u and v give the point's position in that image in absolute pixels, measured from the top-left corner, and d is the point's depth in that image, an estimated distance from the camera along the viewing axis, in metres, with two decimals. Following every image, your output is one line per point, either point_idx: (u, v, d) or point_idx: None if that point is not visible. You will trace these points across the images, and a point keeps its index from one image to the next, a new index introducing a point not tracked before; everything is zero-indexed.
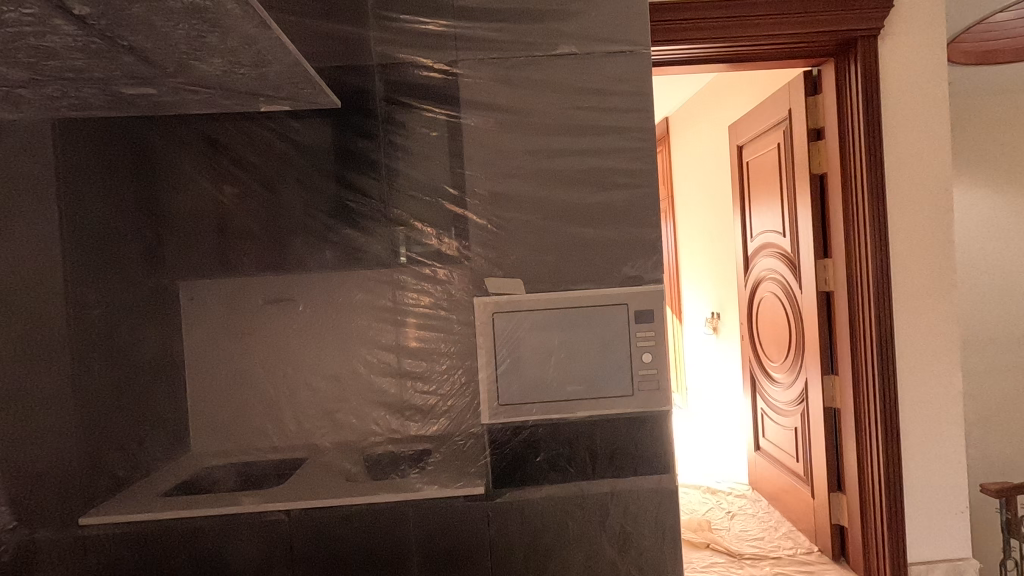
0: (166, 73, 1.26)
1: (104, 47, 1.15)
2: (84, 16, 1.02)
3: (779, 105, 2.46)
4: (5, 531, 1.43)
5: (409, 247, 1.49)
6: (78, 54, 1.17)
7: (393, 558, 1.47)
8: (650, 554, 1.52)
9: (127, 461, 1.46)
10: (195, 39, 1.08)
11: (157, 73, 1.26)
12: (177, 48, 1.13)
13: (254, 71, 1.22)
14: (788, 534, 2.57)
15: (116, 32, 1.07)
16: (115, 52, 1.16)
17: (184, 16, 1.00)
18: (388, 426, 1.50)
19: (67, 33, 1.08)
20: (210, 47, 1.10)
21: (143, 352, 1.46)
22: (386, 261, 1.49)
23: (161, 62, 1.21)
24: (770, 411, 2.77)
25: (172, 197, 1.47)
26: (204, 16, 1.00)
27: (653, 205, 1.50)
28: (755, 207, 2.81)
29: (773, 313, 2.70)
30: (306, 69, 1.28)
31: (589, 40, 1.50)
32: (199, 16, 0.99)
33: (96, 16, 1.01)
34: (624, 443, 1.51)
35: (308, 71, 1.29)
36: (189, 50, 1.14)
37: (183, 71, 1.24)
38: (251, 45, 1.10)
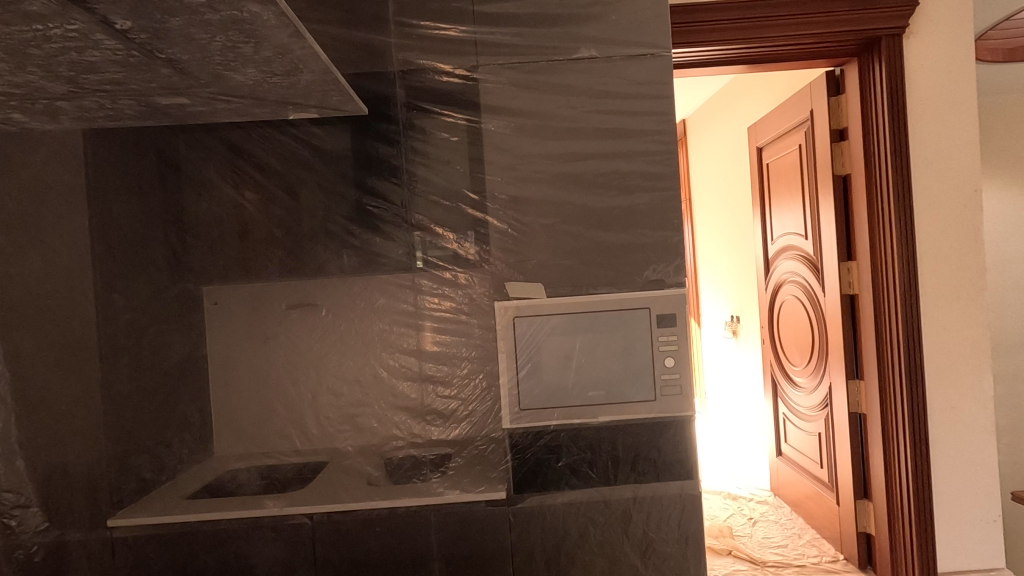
0: (201, 83, 1.26)
1: (143, 59, 1.16)
2: (126, 30, 1.03)
3: (801, 106, 2.43)
4: (37, 532, 1.46)
5: (425, 251, 1.50)
6: (117, 67, 1.18)
7: (415, 561, 1.48)
8: (673, 561, 1.50)
9: (154, 464, 1.49)
10: (231, 50, 1.09)
11: (191, 84, 1.27)
12: (211, 60, 1.14)
13: (285, 80, 1.22)
14: (812, 541, 2.52)
15: (156, 45, 1.08)
16: (153, 63, 1.17)
17: (221, 29, 0.99)
18: (410, 430, 1.50)
19: (108, 48, 1.10)
20: (245, 56, 1.10)
21: (170, 357, 1.48)
22: (408, 265, 1.50)
23: (196, 73, 1.22)
24: (792, 415, 2.73)
25: (198, 204, 1.50)
26: (240, 26, 0.98)
27: (675, 208, 1.49)
28: (775, 209, 2.77)
29: (795, 317, 2.66)
30: (338, 78, 1.28)
31: (609, 44, 1.50)
32: (237, 29, 0.98)
33: (138, 30, 1.02)
34: (646, 448, 1.50)
35: (339, 80, 1.30)
36: (223, 61, 1.14)
37: (217, 82, 1.26)
38: (286, 55, 1.09)
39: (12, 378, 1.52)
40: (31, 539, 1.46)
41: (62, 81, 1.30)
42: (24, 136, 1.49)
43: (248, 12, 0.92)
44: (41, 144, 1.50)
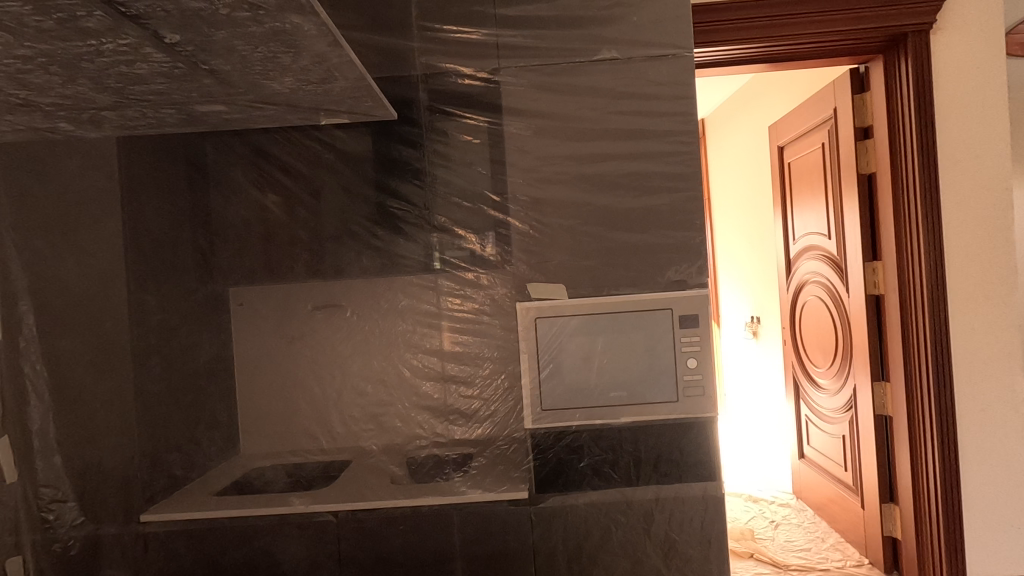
0: (241, 91, 1.27)
1: (187, 70, 1.16)
2: (174, 43, 1.04)
3: (824, 104, 2.40)
4: (73, 526, 1.51)
5: (443, 252, 1.52)
6: (161, 79, 1.19)
7: (438, 560, 1.49)
8: (696, 563, 1.49)
9: (184, 461, 1.54)
10: (270, 61, 1.10)
11: (230, 93, 1.28)
12: (252, 70, 1.16)
13: (319, 87, 1.24)
14: (836, 545, 2.49)
15: (201, 56, 1.09)
16: (197, 73, 1.17)
17: (263, 40, 1.01)
18: (433, 429, 1.52)
19: (157, 60, 1.09)
20: (283, 66, 1.11)
21: (199, 357, 1.53)
22: (430, 267, 1.52)
23: (236, 83, 1.23)
24: (814, 417, 2.70)
25: (225, 207, 1.53)
26: (281, 38, 1.00)
27: (697, 208, 1.48)
28: (797, 208, 2.74)
29: (818, 318, 2.62)
30: (372, 85, 1.27)
31: (630, 45, 1.50)
32: (279, 39, 1.00)
33: (186, 43, 1.03)
34: (668, 449, 1.49)
35: (373, 87, 1.28)
36: (261, 71, 1.16)
37: (254, 90, 1.28)
38: (322, 64, 1.11)
39: (49, 376, 1.54)
40: (68, 532, 1.50)
41: (110, 93, 1.28)
42: (62, 143, 1.54)
43: (291, 24, 0.94)
44: (76, 150, 1.54)
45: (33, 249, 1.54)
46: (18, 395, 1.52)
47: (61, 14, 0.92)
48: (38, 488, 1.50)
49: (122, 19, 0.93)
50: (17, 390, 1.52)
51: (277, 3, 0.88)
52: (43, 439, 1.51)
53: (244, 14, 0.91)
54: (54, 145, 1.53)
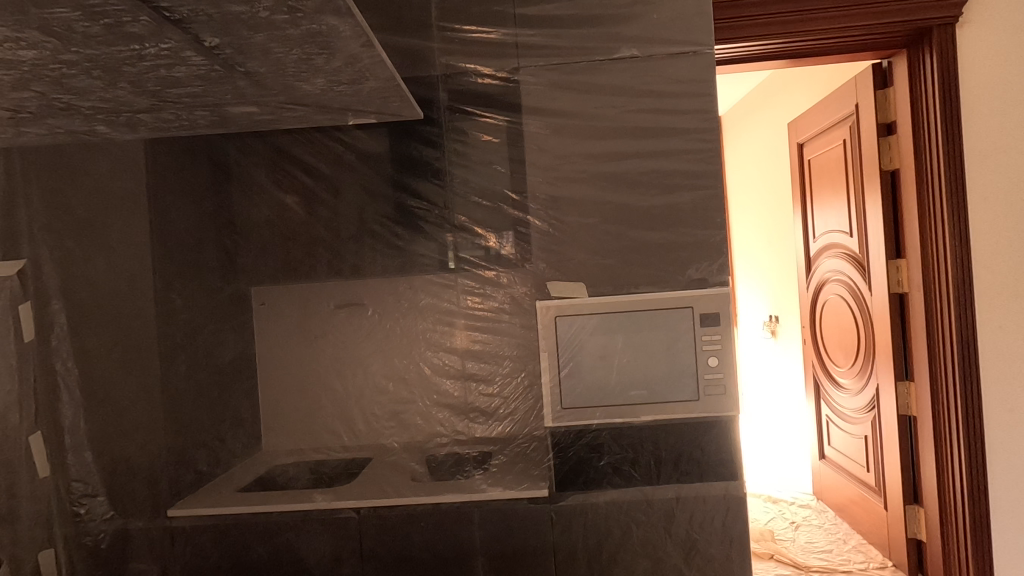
0: (271, 94, 1.27)
1: (223, 73, 1.17)
2: (214, 47, 1.06)
3: (845, 100, 2.37)
4: (103, 520, 1.54)
5: (457, 253, 1.53)
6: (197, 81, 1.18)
7: (458, 557, 1.49)
8: (717, 562, 1.48)
9: (210, 458, 1.57)
10: (304, 62, 1.09)
11: (264, 95, 1.27)
12: (285, 72, 1.15)
13: (349, 88, 1.24)
14: (858, 547, 2.46)
15: (238, 58, 1.09)
16: (232, 77, 1.18)
17: (299, 41, 1.00)
18: (453, 427, 1.53)
19: (195, 63, 1.12)
20: (315, 68, 1.11)
21: (224, 355, 1.55)
22: (449, 266, 1.53)
23: (271, 85, 1.21)
24: (836, 417, 2.66)
25: (248, 208, 1.56)
26: (317, 39, 1.01)
27: (718, 206, 1.47)
28: (818, 205, 2.71)
29: (839, 316, 2.58)
30: (401, 86, 1.27)
31: (649, 42, 1.49)
32: (313, 41, 0.99)
33: (225, 45, 1.05)
34: (689, 448, 1.49)
35: (402, 87, 1.28)
36: (294, 72, 1.16)
37: (285, 93, 1.28)
38: (354, 64, 1.11)
39: (80, 373, 1.57)
40: (99, 526, 1.54)
41: (149, 97, 1.30)
42: (93, 145, 1.58)
43: (325, 25, 0.93)
44: (108, 154, 1.58)
45: (65, 249, 1.57)
46: (51, 392, 1.55)
47: (106, 20, 0.96)
48: (71, 483, 1.53)
49: (165, 23, 0.96)
50: (48, 387, 1.55)
51: (314, 5, 0.88)
52: (75, 435, 1.55)
53: (282, 17, 0.92)
54: (88, 146, 1.58)
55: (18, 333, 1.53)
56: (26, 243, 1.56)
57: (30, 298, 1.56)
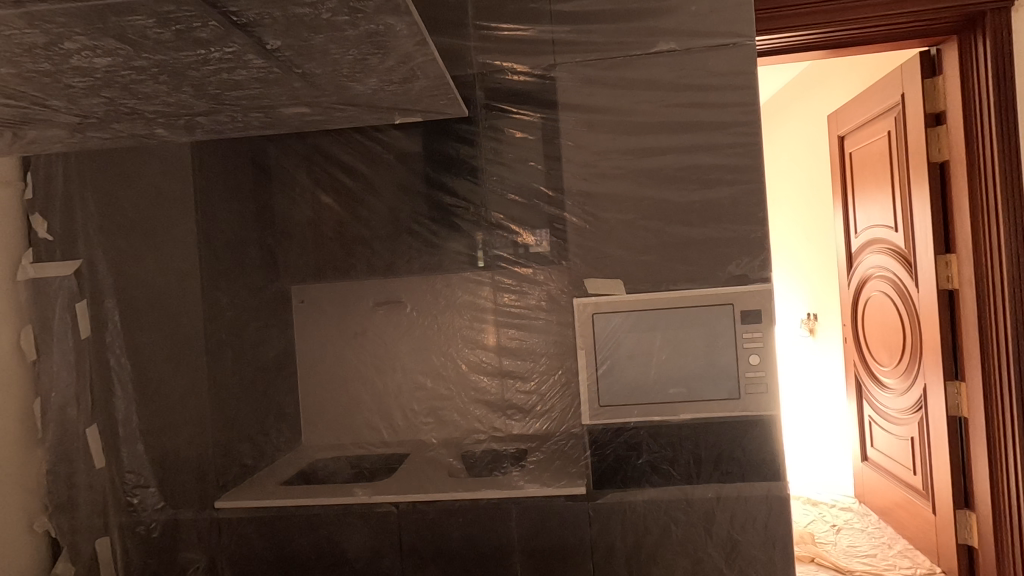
0: (326, 94, 1.14)
1: (280, 75, 1.04)
2: (275, 50, 0.91)
3: (891, 90, 2.29)
4: (154, 510, 1.60)
5: (489, 250, 1.54)
6: (251, 87, 1.07)
7: (497, 553, 1.48)
8: (759, 564, 1.45)
9: (255, 451, 1.64)
10: (360, 63, 0.99)
11: (319, 95, 1.14)
12: (338, 82, 1.09)
13: (401, 88, 1.13)
14: (904, 553, 2.38)
15: (297, 62, 0.96)
16: (289, 78, 1.04)
17: (356, 43, 0.90)
18: (491, 424, 1.55)
19: (256, 67, 0.97)
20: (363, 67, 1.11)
21: (268, 352, 1.65)
22: (481, 263, 1.55)
23: (325, 86, 1.09)
24: (879, 418, 2.59)
25: (288, 208, 1.61)
26: (377, 40, 0.89)
27: (760, 202, 1.44)
28: (859, 200, 2.63)
29: (883, 313, 2.50)
30: (452, 85, 1.16)
31: (688, 35, 1.46)
32: (372, 41, 0.89)
33: (286, 49, 0.90)
34: (729, 448, 1.46)
35: (454, 86, 1.17)
36: (349, 76, 1.05)
37: (339, 93, 1.14)
38: (407, 83, 1.11)
39: (132, 368, 1.62)
40: (151, 516, 1.60)
41: (207, 100, 1.14)
42: (140, 150, 1.60)
43: (384, 25, 0.84)
44: (153, 154, 1.60)
45: (118, 250, 1.62)
46: (106, 387, 1.62)
47: (178, 26, 0.80)
48: (124, 473, 1.61)
49: (231, 28, 0.82)
50: (104, 383, 1.61)
51: (376, 4, 0.78)
52: (127, 427, 1.61)
53: (343, 18, 0.81)
54: (133, 151, 1.60)
55: (76, 329, 1.60)
56: (82, 244, 1.62)
57: (85, 295, 1.61)
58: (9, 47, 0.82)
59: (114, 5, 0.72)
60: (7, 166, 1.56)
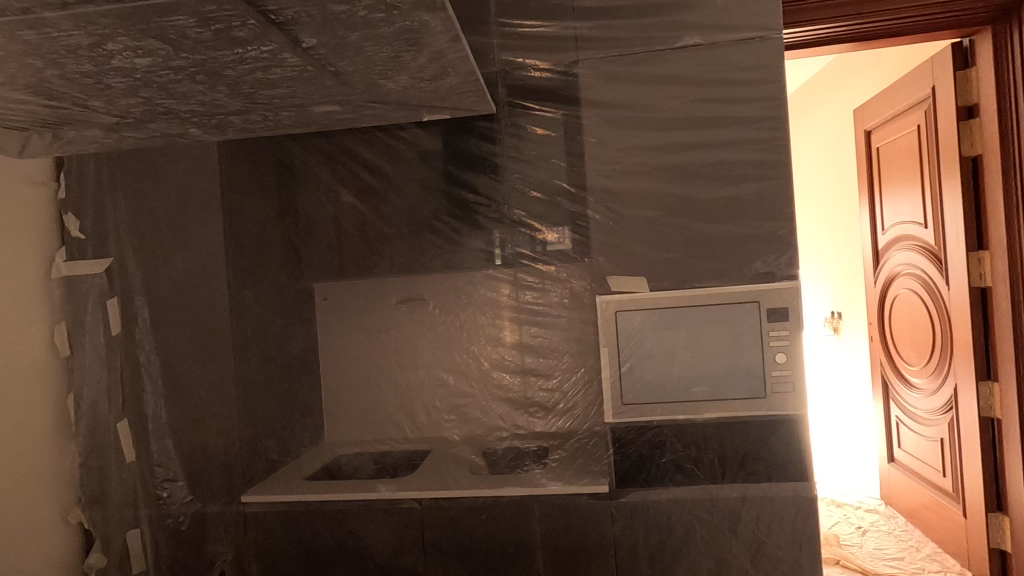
0: (356, 92, 1.15)
1: (312, 74, 1.05)
2: (310, 49, 0.92)
3: (920, 83, 2.24)
4: (182, 504, 1.63)
5: (507, 248, 1.54)
6: (283, 86, 1.08)
7: (519, 550, 1.48)
8: (785, 564, 1.43)
9: (280, 447, 1.69)
10: (391, 61, 1.00)
11: (349, 93, 1.15)
12: (367, 81, 1.09)
13: (430, 85, 1.14)
14: (933, 556, 2.32)
15: (331, 60, 0.97)
16: (321, 76, 1.05)
17: (390, 40, 0.91)
18: (513, 421, 1.57)
19: (290, 66, 0.98)
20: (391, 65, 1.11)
21: (293, 348, 1.68)
22: (499, 260, 1.55)
23: (355, 83, 1.10)
24: (906, 418, 2.54)
25: (313, 207, 1.63)
26: (410, 37, 0.90)
27: (787, 198, 1.42)
28: (887, 196, 2.58)
29: (911, 312, 2.45)
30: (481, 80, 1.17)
31: (713, 30, 1.44)
32: (405, 38, 0.90)
33: (321, 48, 0.91)
34: (755, 447, 1.44)
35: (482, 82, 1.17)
36: (379, 73, 1.06)
37: (369, 91, 1.15)
38: (435, 80, 1.12)
39: (161, 364, 1.65)
40: (179, 509, 1.63)
41: (241, 99, 1.15)
42: (171, 149, 1.62)
43: (418, 22, 0.85)
44: (182, 155, 1.64)
45: (147, 248, 1.65)
46: (135, 383, 1.65)
47: (217, 26, 0.82)
48: (154, 467, 1.64)
49: (269, 27, 0.83)
50: (134, 379, 1.65)
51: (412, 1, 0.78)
52: (157, 423, 1.64)
53: (378, 15, 0.81)
54: (163, 151, 1.63)
55: (107, 327, 1.64)
56: (112, 242, 1.64)
57: (115, 293, 1.64)
58: (54, 48, 0.84)
59: (157, 5, 0.74)
60: (40, 167, 1.59)
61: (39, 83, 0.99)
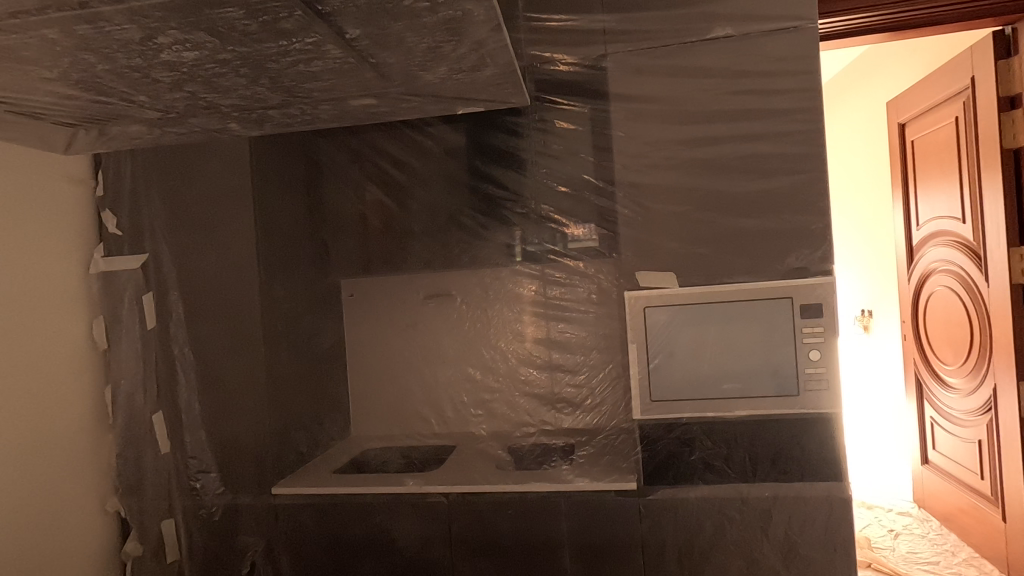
0: (394, 85, 1.15)
1: (352, 67, 1.05)
2: (353, 40, 0.93)
3: (959, 73, 2.17)
4: (215, 495, 1.66)
5: (523, 245, 1.56)
6: (322, 79, 1.09)
7: (546, 546, 1.48)
8: (818, 566, 1.40)
9: (309, 440, 1.71)
10: (431, 52, 1.00)
11: (386, 86, 1.16)
12: (404, 74, 1.10)
13: (467, 77, 1.14)
14: (970, 561, 2.26)
15: (374, 51, 0.98)
16: (360, 68, 1.05)
17: (432, 30, 0.91)
18: (541, 417, 1.56)
19: (332, 58, 0.99)
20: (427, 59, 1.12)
21: (323, 343, 1.72)
22: (519, 258, 1.56)
23: (393, 76, 1.10)
24: (942, 419, 2.47)
25: (342, 203, 1.67)
26: (452, 26, 0.90)
27: (822, 191, 1.38)
28: (922, 191, 2.51)
29: (947, 309, 2.38)
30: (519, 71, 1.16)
31: (747, 20, 1.41)
32: (447, 28, 0.90)
33: (364, 38, 0.92)
34: (788, 446, 1.41)
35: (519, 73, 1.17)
36: (417, 66, 1.07)
37: (407, 83, 1.15)
38: (472, 71, 1.12)
39: (194, 357, 1.68)
40: (212, 500, 1.66)
41: (281, 93, 1.17)
42: (203, 148, 1.67)
43: (462, 10, 0.85)
44: (215, 153, 1.67)
45: (181, 243, 1.68)
46: (170, 376, 1.68)
47: (265, 17, 0.83)
48: (188, 458, 1.67)
49: (315, 18, 0.84)
50: (168, 371, 1.68)
51: None
52: (190, 414, 1.68)
53: (422, 4, 0.82)
54: (197, 149, 1.67)
55: (143, 320, 1.68)
56: (148, 238, 1.68)
57: (150, 288, 1.68)
58: (108, 42, 0.87)
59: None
60: (79, 164, 1.65)
61: (90, 79, 1.02)
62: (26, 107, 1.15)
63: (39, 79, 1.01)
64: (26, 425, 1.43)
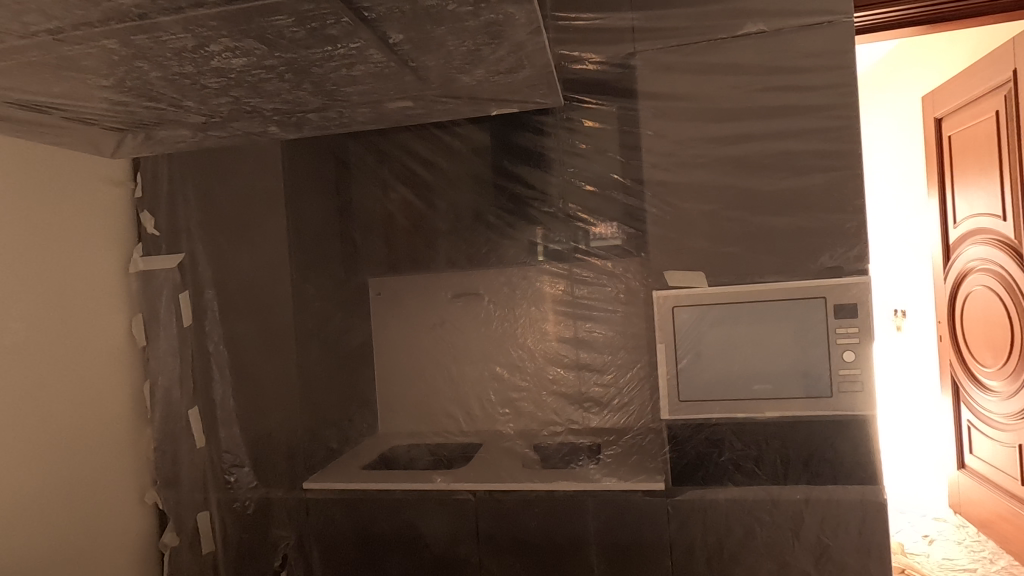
0: (432, 87, 1.17)
1: (393, 70, 1.07)
2: (396, 44, 0.95)
3: (1001, 66, 2.10)
4: (249, 488, 1.69)
5: (546, 244, 1.57)
6: (360, 83, 1.11)
7: (574, 545, 1.48)
8: (851, 570, 1.38)
9: (340, 436, 1.77)
10: (470, 55, 1.01)
11: (422, 88, 1.17)
12: (441, 77, 1.11)
13: (503, 78, 1.15)
14: (1010, 569, 2.19)
15: (414, 56, 0.99)
16: (400, 72, 1.07)
17: (472, 34, 0.92)
18: (568, 416, 1.58)
19: (374, 62, 1.00)
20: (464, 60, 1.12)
21: (351, 342, 1.78)
22: (541, 257, 1.58)
23: (431, 78, 1.12)
24: (980, 423, 2.40)
25: (372, 204, 1.70)
26: (493, 30, 0.91)
27: (858, 189, 1.36)
28: (960, 187, 2.44)
29: (985, 309, 2.32)
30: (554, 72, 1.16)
31: (779, 15, 1.39)
32: (488, 31, 0.91)
33: (406, 43, 0.94)
34: (821, 448, 1.39)
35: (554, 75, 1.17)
36: (454, 69, 1.08)
37: (444, 85, 1.17)
38: (508, 74, 1.12)
39: (228, 354, 1.72)
40: (246, 493, 1.69)
41: (321, 97, 1.19)
42: (236, 151, 1.70)
43: (503, 14, 0.86)
44: (247, 156, 1.70)
45: (215, 243, 1.71)
46: (206, 372, 1.73)
47: (312, 24, 0.85)
48: (223, 453, 1.71)
49: (361, 24, 0.85)
50: (204, 368, 1.73)
51: None
52: (225, 410, 1.71)
53: (466, 8, 0.83)
54: (231, 153, 1.71)
55: (180, 318, 1.72)
56: (184, 239, 1.73)
57: (187, 286, 1.73)
58: (163, 51, 0.90)
59: (259, 5, 0.78)
60: (120, 168, 1.70)
61: (142, 86, 1.06)
62: (78, 113, 1.20)
63: (93, 86, 1.04)
64: (72, 419, 1.50)
